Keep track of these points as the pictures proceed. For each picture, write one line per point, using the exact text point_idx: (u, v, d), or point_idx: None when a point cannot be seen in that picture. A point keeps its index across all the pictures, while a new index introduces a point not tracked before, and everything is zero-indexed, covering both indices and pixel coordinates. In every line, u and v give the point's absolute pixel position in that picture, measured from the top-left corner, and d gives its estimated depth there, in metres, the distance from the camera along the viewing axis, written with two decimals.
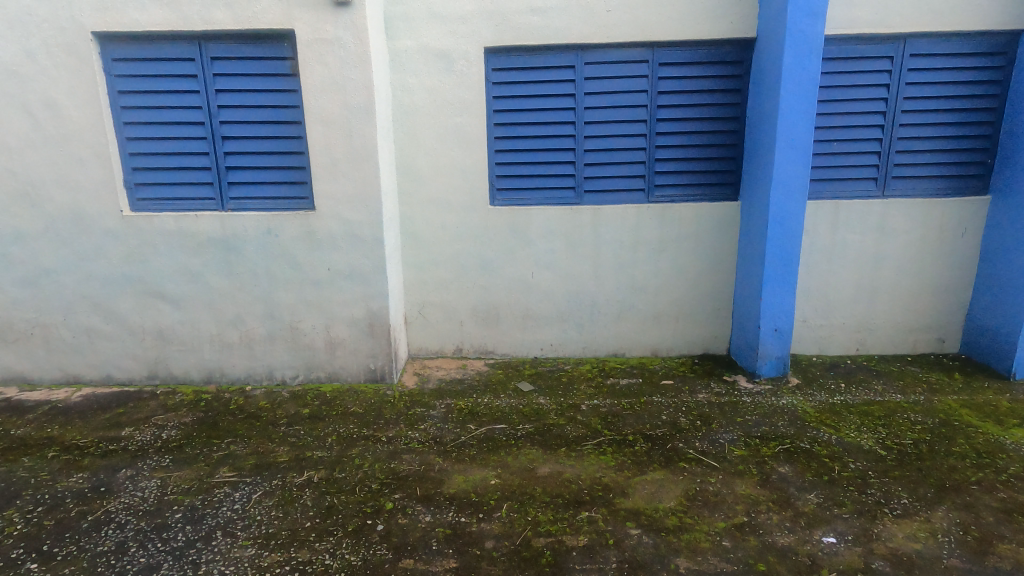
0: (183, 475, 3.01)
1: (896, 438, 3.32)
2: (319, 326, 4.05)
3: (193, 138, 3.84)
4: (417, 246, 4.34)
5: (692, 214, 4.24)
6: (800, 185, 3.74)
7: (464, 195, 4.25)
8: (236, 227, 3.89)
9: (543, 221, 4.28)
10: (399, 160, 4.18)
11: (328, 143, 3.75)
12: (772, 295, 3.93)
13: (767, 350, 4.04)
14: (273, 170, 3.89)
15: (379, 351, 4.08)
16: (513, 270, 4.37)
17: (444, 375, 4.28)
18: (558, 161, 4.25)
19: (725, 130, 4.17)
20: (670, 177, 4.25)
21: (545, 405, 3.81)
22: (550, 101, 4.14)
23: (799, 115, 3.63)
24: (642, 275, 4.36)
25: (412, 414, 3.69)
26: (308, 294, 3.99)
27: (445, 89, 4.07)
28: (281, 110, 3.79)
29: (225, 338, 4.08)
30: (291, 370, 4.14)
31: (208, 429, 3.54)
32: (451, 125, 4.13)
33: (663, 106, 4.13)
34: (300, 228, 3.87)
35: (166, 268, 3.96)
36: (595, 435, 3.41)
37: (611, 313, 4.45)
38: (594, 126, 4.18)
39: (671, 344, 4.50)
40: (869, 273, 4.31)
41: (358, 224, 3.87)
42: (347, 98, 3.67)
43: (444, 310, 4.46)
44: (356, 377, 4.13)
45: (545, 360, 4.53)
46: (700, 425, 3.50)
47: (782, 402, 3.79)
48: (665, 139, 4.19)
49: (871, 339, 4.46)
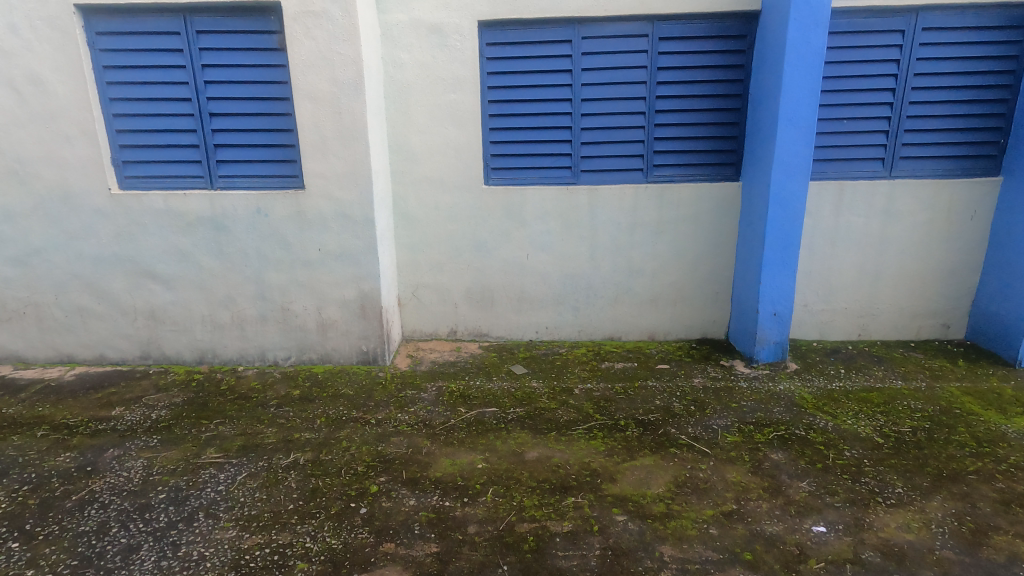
0: (170, 456, 3.00)
1: (894, 425, 3.25)
2: (310, 308, 4.01)
3: (181, 115, 3.77)
4: (410, 227, 4.27)
5: (691, 195, 4.13)
6: (803, 165, 3.61)
7: (458, 175, 4.15)
8: (225, 206, 3.83)
9: (538, 201, 4.19)
10: (391, 138, 4.10)
11: (318, 120, 3.66)
12: (772, 278, 3.82)
13: (766, 335, 3.95)
14: (263, 148, 3.82)
15: (371, 333, 4.04)
16: (507, 252, 4.30)
17: (438, 357, 4.24)
18: (554, 140, 4.14)
19: (727, 108, 4.03)
20: (670, 157, 4.13)
21: (538, 388, 3.77)
22: (546, 76, 4.02)
23: (804, 92, 3.49)
24: (639, 258, 4.27)
25: (402, 397, 3.65)
26: (300, 275, 3.95)
27: (438, 65, 3.96)
28: (270, 86, 3.70)
29: (217, 319, 4.06)
30: (283, 351, 4.11)
31: (198, 409, 3.53)
32: (445, 102, 4.02)
33: (663, 83, 4.00)
34: (291, 207, 3.81)
35: (156, 248, 3.92)
36: (586, 420, 3.37)
37: (607, 297, 4.37)
38: (592, 104, 4.06)
39: (668, 327, 4.42)
40: (873, 257, 4.20)
41: (348, 204, 3.80)
42: (336, 74, 3.58)
43: (439, 292, 4.41)
44: (348, 359, 4.10)
45: (541, 343, 4.47)
46: (693, 411, 3.45)
47: (779, 388, 3.72)
48: (664, 117, 4.06)
49: (874, 324, 4.36)
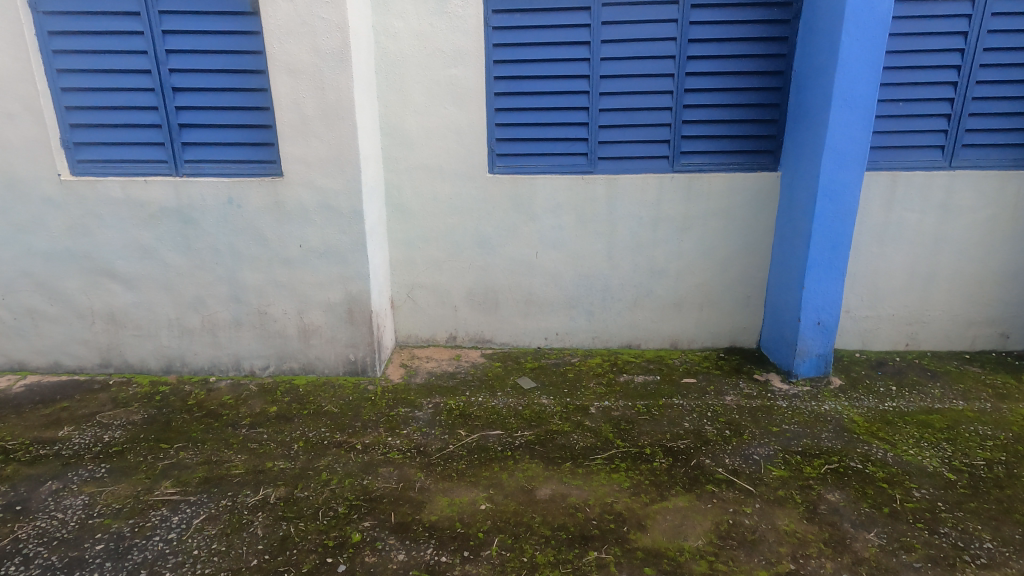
0: (117, 492, 2.54)
1: (965, 458, 2.79)
2: (290, 312, 3.54)
3: (140, 90, 3.27)
4: (405, 220, 3.79)
5: (722, 186, 3.65)
6: (858, 152, 3.12)
7: (459, 162, 3.67)
8: (192, 195, 3.34)
9: (549, 192, 3.70)
10: (384, 119, 3.60)
11: (297, 97, 3.17)
12: (816, 282, 3.35)
13: (807, 346, 3.47)
14: (235, 129, 3.32)
15: (359, 340, 3.57)
16: (514, 249, 3.82)
17: (435, 368, 3.77)
18: (568, 123, 3.65)
19: (767, 87, 3.53)
20: (699, 143, 3.64)
21: (548, 407, 3.30)
22: (560, 50, 3.52)
23: (863, 67, 2.99)
24: (662, 257, 3.80)
25: (393, 416, 3.19)
26: (278, 275, 3.47)
27: (437, 34, 3.45)
28: (241, 56, 3.19)
29: (186, 323, 3.59)
30: (260, 360, 3.64)
31: (159, 429, 3.07)
32: (444, 78, 3.53)
33: (695, 58, 3.50)
34: (267, 197, 3.33)
35: (115, 243, 3.44)
36: (606, 447, 2.91)
37: (626, 300, 3.90)
38: (612, 81, 3.56)
39: (693, 335, 3.95)
40: (925, 257, 3.72)
41: (333, 194, 3.31)
42: (317, 41, 3.07)
43: (436, 293, 3.94)
44: (334, 369, 3.63)
45: (550, 351, 4.00)
46: (730, 437, 2.98)
47: (824, 408, 3.25)
48: (694, 97, 3.56)
49: (924, 333, 3.88)
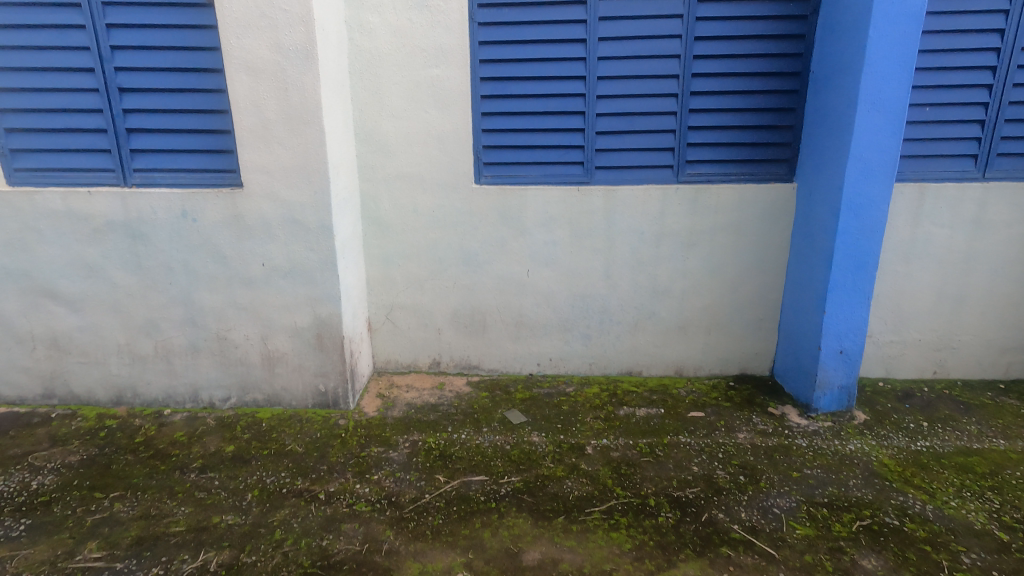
0: (31, 557, 2.22)
1: (1016, 512, 2.44)
2: (253, 337, 3.18)
3: (83, 91, 2.92)
4: (383, 235, 3.44)
5: (732, 199, 3.31)
6: (887, 162, 2.78)
7: (442, 171, 3.32)
8: (142, 208, 3.00)
9: (541, 205, 3.36)
10: (359, 124, 3.26)
11: (257, 99, 2.82)
12: (838, 306, 3.00)
13: (828, 377, 3.11)
14: (189, 135, 2.97)
15: (330, 369, 3.21)
16: (503, 267, 3.47)
17: (415, 399, 3.40)
18: (562, 129, 3.31)
19: (782, 90, 3.19)
20: (706, 151, 3.30)
21: (539, 446, 2.93)
22: (553, 48, 3.19)
23: (892, 67, 2.66)
24: (666, 275, 3.45)
25: (364, 458, 2.82)
26: (239, 296, 3.12)
27: (416, 31, 3.12)
28: (195, 53, 2.85)
29: (137, 349, 3.23)
30: (220, 391, 3.27)
31: (95, 475, 2.70)
32: (425, 78, 3.19)
33: (702, 58, 3.16)
34: (225, 210, 2.98)
35: (56, 260, 3.08)
36: (604, 497, 2.55)
37: (626, 323, 3.55)
38: (610, 83, 3.23)
39: (699, 361, 3.60)
40: (956, 277, 3.37)
41: (298, 207, 2.96)
42: (279, 36, 2.73)
43: (418, 315, 3.58)
44: (302, 401, 3.26)
45: (543, 379, 3.64)
46: (745, 485, 2.62)
47: (849, 449, 2.90)
48: (701, 101, 3.22)
49: (954, 360, 3.52)
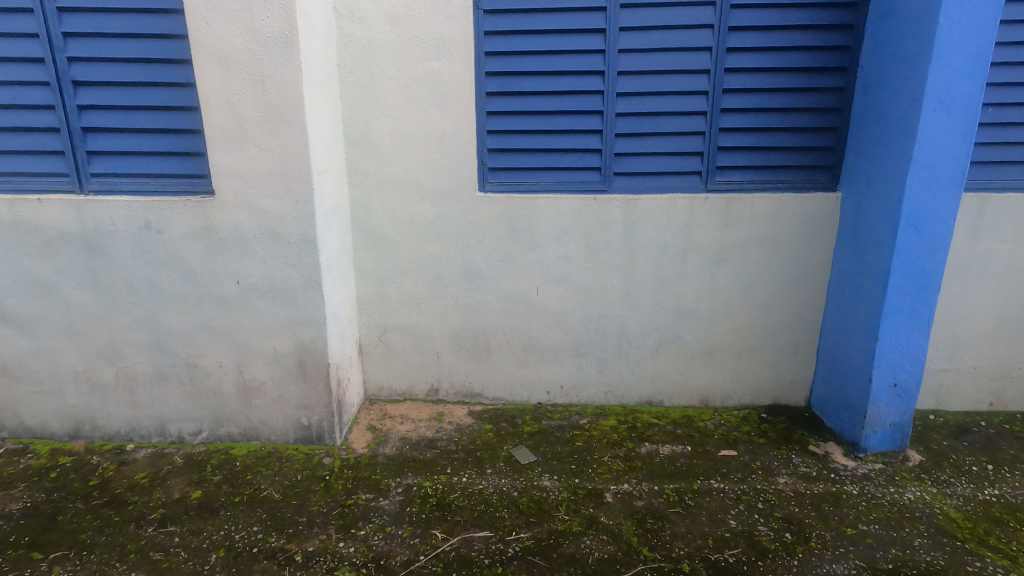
0: None
1: None
2: (227, 364, 2.81)
3: (32, 84, 2.56)
4: (376, 248, 3.07)
5: (768, 210, 2.94)
6: (954, 170, 2.42)
7: (442, 177, 2.96)
8: (100, 218, 2.63)
9: (553, 215, 2.99)
10: (349, 124, 2.90)
11: (230, 95, 2.46)
12: (893, 334, 2.63)
13: (879, 414, 2.74)
14: (154, 136, 2.61)
15: (314, 400, 2.84)
16: (509, 285, 3.10)
17: (410, 433, 3.02)
18: (577, 130, 2.94)
19: (825, 87, 2.82)
20: (739, 156, 2.93)
21: (551, 493, 2.56)
22: (568, 39, 2.82)
23: (964, 60, 2.31)
24: (692, 294, 3.08)
25: (350, 508, 2.46)
26: (211, 318, 2.75)
27: (414, 19, 2.76)
28: (160, 42, 2.49)
29: (96, 377, 2.85)
30: (191, 423, 2.90)
31: (37, 528, 2.35)
32: (423, 72, 2.83)
33: (736, 50, 2.80)
34: (194, 221, 2.61)
35: (4, 277, 2.72)
36: (628, 562, 2.20)
37: (646, 347, 3.18)
38: (632, 78, 2.87)
39: (728, 390, 3.23)
40: (1018, 299, 3.00)
41: (277, 217, 2.59)
42: (254, 22, 2.37)
43: (414, 337, 3.21)
44: (282, 435, 2.89)
45: (553, 409, 3.26)
46: (793, 546, 2.26)
47: (908, 498, 2.53)
48: (735, 99, 2.86)
49: (1012, 391, 3.15)
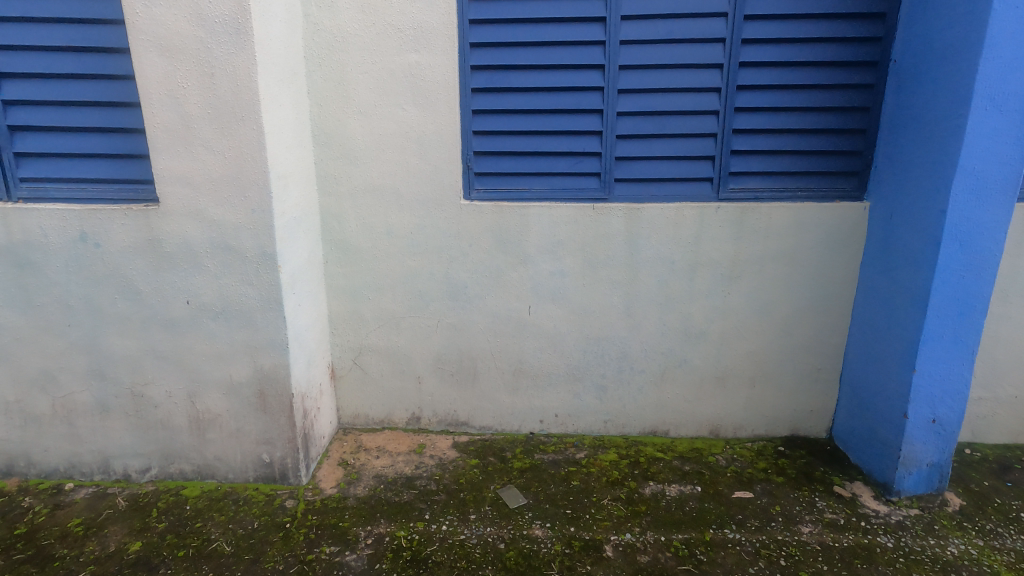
0: None
1: None
2: (178, 393, 2.49)
3: None
4: (349, 262, 2.76)
5: (787, 221, 2.63)
6: (1006, 178, 2.11)
7: (422, 183, 2.65)
8: (29, 229, 2.31)
9: (547, 226, 2.68)
10: (318, 123, 2.58)
11: (174, 90, 2.14)
12: (933, 364, 2.32)
13: (915, 453, 2.42)
14: (91, 136, 2.29)
15: (276, 435, 2.51)
16: (498, 303, 2.78)
17: (385, 469, 2.69)
18: (574, 131, 2.62)
19: (852, 84, 2.51)
20: (754, 161, 2.62)
21: (543, 545, 2.24)
22: (564, 29, 2.51)
23: (1021, 51, 2.00)
24: (701, 314, 2.76)
25: (310, 566, 2.14)
26: (158, 342, 2.43)
27: (390, 5, 2.45)
28: (96, 29, 2.18)
29: (30, 408, 2.53)
30: (138, 459, 2.57)
31: None
32: (400, 66, 2.51)
33: (752, 42, 2.49)
34: (137, 233, 2.30)
35: None
36: None
37: (650, 372, 2.86)
38: (635, 73, 2.55)
39: (740, 419, 2.91)
40: None
41: (230, 229, 2.27)
42: (200, 4, 2.05)
43: (393, 360, 2.89)
44: (240, 473, 2.57)
45: (547, 440, 2.94)
46: None
47: (951, 553, 2.20)
48: (750, 98, 2.55)
49: None
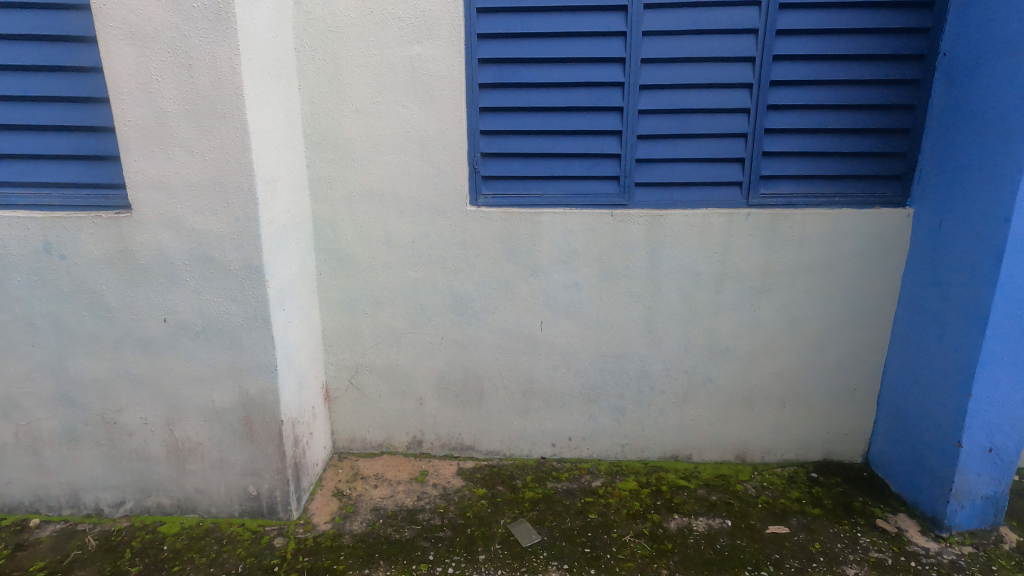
0: None
1: None
2: (154, 420, 2.25)
3: None
4: (344, 274, 2.52)
5: (823, 229, 2.41)
6: None
7: (424, 188, 2.41)
8: None
9: (561, 235, 2.45)
10: (311, 122, 2.35)
11: (147, 84, 1.90)
12: (990, 388, 2.10)
13: (968, 485, 2.20)
14: (56, 135, 2.06)
15: (264, 465, 2.27)
16: (507, 318, 2.55)
17: (385, 501, 2.45)
18: (591, 131, 2.39)
19: (896, 79, 2.29)
20: (787, 164, 2.40)
21: None
22: (581, 19, 2.29)
23: None
24: (728, 330, 2.54)
25: None
26: (132, 364, 2.19)
27: None
28: (60, 15, 1.95)
29: None
30: (110, 492, 2.33)
31: None
32: (401, 59, 2.28)
33: (787, 34, 2.27)
34: (107, 244, 2.06)
35: None
36: None
37: (672, 393, 2.63)
38: (658, 68, 2.33)
39: (769, 443, 2.68)
40: None
41: (211, 239, 2.03)
42: None
43: (392, 380, 2.66)
44: (224, 507, 2.33)
45: (559, 466, 2.70)
46: None
47: None
48: (783, 95, 2.33)
49: None
